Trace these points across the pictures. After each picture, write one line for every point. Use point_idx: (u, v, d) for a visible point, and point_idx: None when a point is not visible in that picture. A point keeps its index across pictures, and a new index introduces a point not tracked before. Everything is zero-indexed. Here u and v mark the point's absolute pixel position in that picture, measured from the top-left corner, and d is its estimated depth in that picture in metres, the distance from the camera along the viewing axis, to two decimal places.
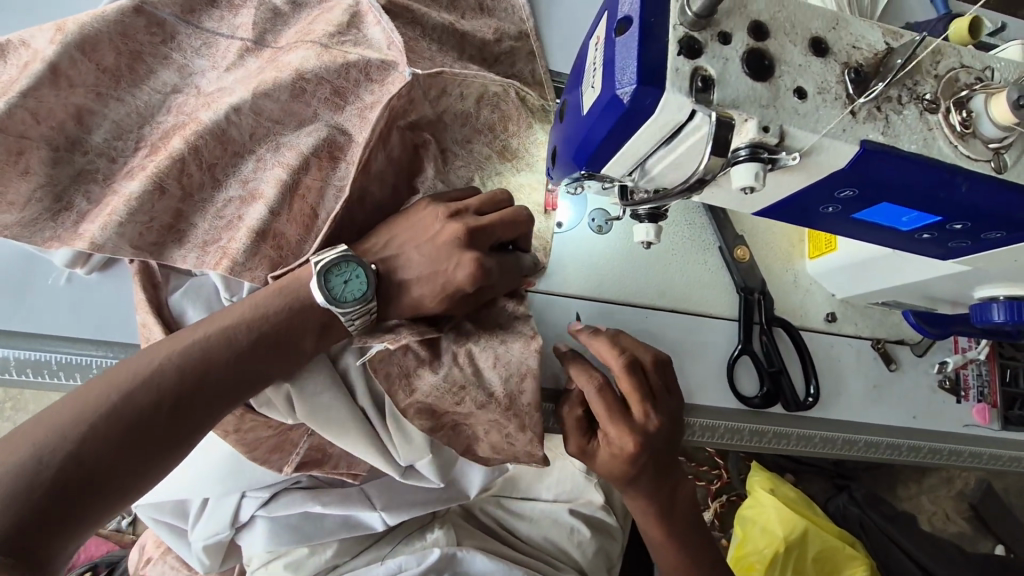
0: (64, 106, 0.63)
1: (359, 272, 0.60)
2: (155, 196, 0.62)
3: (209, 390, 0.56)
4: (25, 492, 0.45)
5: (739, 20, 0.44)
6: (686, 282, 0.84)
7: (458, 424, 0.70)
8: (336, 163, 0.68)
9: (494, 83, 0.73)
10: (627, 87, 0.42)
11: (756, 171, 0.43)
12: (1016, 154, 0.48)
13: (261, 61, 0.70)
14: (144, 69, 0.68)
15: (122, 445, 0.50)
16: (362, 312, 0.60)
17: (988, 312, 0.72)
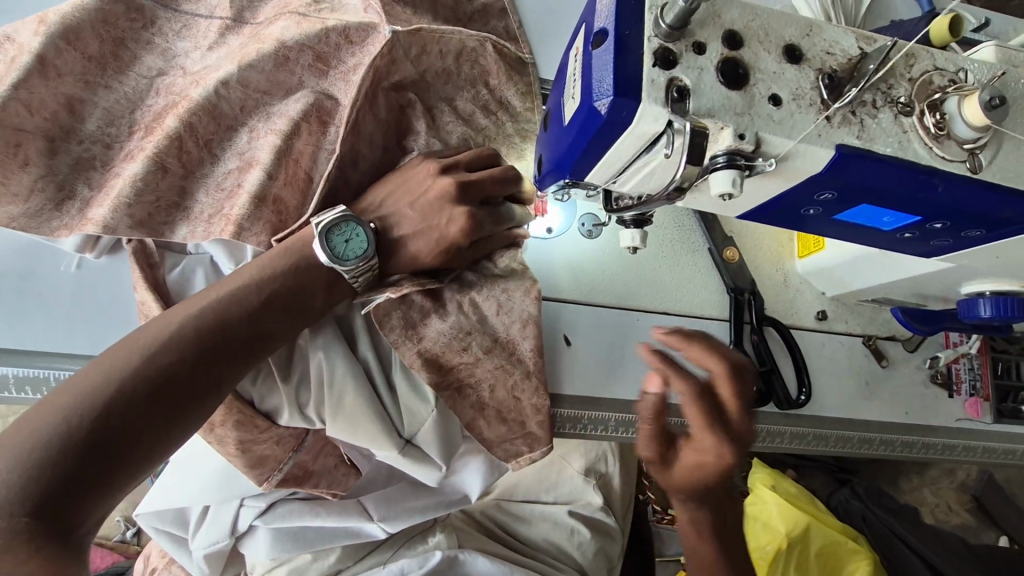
0: (55, 97, 0.64)
1: (359, 232, 0.62)
2: (159, 175, 0.64)
3: (227, 347, 0.57)
4: (58, 451, 0.46)
5: (713, 31, 0.45)
6: (677, 284, 0.85)
7: (464, 385, 0.70)
8: (326, 127, 0.69)
9: (472, 39, 0.74)
10: (604, 98, 0.43)
11: (733, 178, 0.44)
12: (991, 153, 0.49)
13: (242, 38, 0.71)
14: (128, 55, 0.69)
15: (147, 404, 0.51)
16: (364, 269, 0.63)
17: (976, 308, 0.72)
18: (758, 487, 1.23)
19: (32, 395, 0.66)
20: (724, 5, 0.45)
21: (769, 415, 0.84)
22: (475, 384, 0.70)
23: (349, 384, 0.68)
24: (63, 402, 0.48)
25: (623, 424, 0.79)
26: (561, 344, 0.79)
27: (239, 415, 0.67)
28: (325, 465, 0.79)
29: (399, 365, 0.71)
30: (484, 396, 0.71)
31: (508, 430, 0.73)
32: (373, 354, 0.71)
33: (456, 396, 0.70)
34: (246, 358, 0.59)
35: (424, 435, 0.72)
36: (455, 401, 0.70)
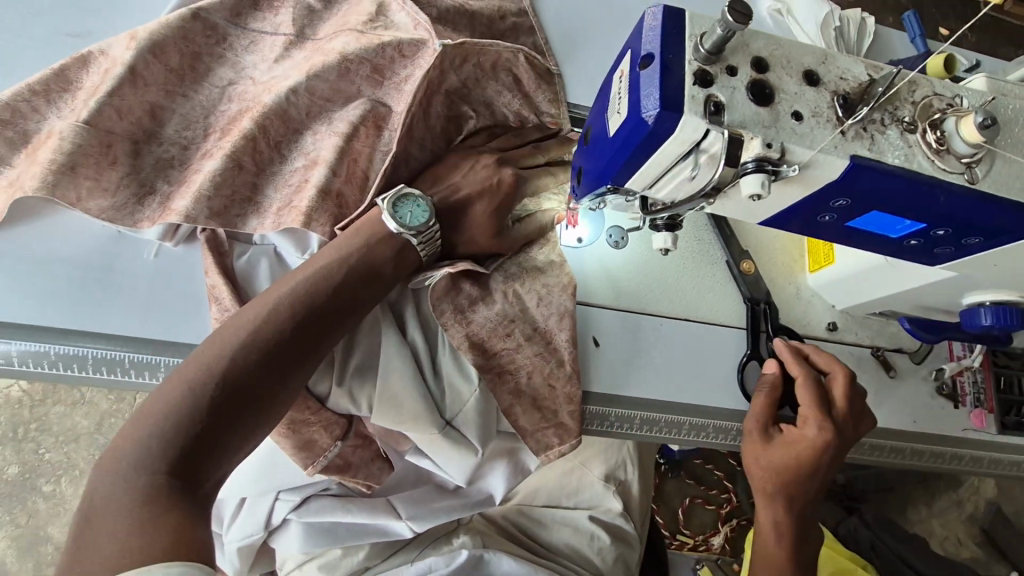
0: (141, 104, 0.72)
1: (420, 202, 0.72)
2: (235, 171, 0.71)
3: (317, 321, 0.65)
4: (191, 416, 0.56)
5: (743, 57, 0.52)
6: (698, 292, 0.91)
7: (506, 371, 0.78)
8: (380, 132, 0.77)
9: (506, 50, 0.82)
10: (651, 111, 0.50)
11: (762, 181, 0.50)
12: (986, 167, 0.55)
13: (305, 51, 0.79)
14: (204, 68, 0.77)
15: (254, 374, 0.60)
16: (427, 234, 0.72)
17: (977, 317, 0.78)
18: None
19: (107, 375, 0.70)
20: (752, 36, 0.53)
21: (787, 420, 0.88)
22: (514, 368, 0.78)
23: (404, 367, 0.74)
24: (185, 382, 0.58)
25: (649, 424, 0.84)
26: (588, 348, 0.84)
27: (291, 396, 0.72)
28: (362, 459, 0.82)
29: (450, 348, 0.77)
30: (524, 383, 0.78)
31: (542, 420, 0.80)
32: (421, 338, 0.77)
33: (500, 377, 0.78)
34: (328, 336, 0.66)
35: (466, 417, 0.77)
36: (495, 384, 0.77)
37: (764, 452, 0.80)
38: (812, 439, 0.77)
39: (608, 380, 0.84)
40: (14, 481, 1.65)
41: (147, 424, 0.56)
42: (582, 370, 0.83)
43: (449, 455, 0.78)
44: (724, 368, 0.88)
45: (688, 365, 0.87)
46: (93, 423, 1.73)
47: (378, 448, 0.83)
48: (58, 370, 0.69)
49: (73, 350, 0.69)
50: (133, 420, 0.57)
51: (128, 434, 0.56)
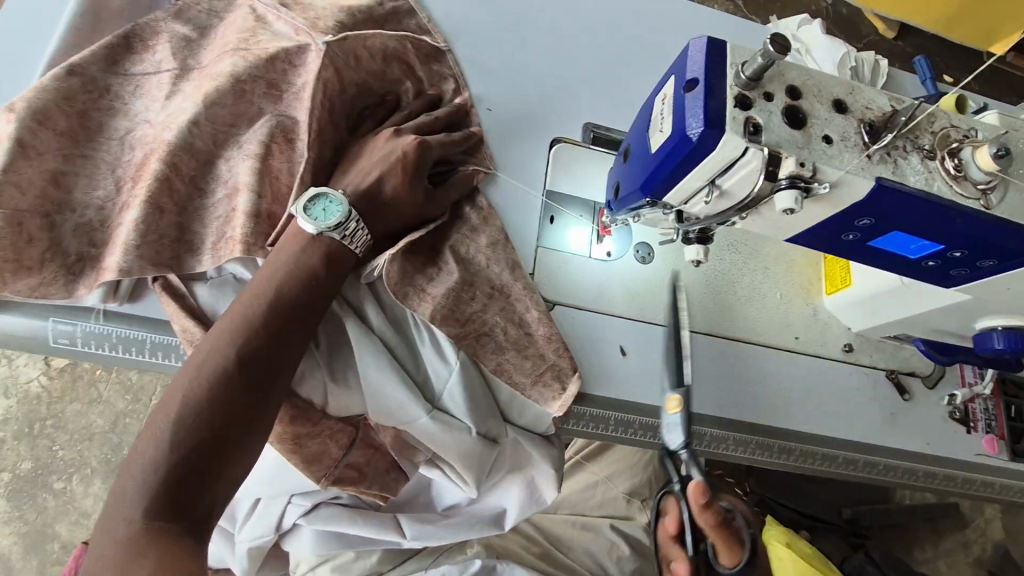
0: (40, 175, 0.72)
1: (331, 200, 0.74)
2: (156, 216, 0.72)
3: (271, 346, 0.68)
4: (167, 459, 0.62)
5: (779, 85, 0.57)
6: (722, 308, 0.95)
7: (482, 333, 0.82)
8: (292, 144, 0.79)
9: (393, 40, 0.87)
10: (696, 129, 0.55)
11: (795, 198, 0.56)
12: (1000, 195, 0.60)
13: (193, 81, 0.81)
14: (95, 124, 0.78)
15: (216, 408, 0.65)
16: (348, 224, 0.74)
17: (988, 341, 0.82)
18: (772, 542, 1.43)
19: (163, 360, 0.76)
20: (786, 67, 0.58)
21: (802, 433, 0.92)
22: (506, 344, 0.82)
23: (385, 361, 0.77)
24: (156, 435, 0.63)
25: (665, 434, 0.87)
26: (607, 359, 0.88)
27: (293, 410, 0.76)
28: (377, 469, 0.86)
29: (435, 340, 0.81)
30: (501, 339, 0.82)
31: (534, 368, 0.83)
32: (393, 334, 0.80)
33: (489, 339, 0.82)
34: (280, 361, 0.69)
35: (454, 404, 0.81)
36: (476, 349, 0.82)
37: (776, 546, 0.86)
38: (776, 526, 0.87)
39: (614, 385, 0.87)
40: (26, 477, 1.66)
41: (131, 477, 0.62)
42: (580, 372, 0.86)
43: (444, 440, 0.81)
44: (717, 382, 0.91)
45: (704, 376, 0.91)
46: (108, 422, 1.73)
47: (393, 457, 0.86)
48: (119, 352, 0.75)
49: (133, 334, 0.75)
50: (121, 476, 0.62)
51: (120, 490, 0.62)
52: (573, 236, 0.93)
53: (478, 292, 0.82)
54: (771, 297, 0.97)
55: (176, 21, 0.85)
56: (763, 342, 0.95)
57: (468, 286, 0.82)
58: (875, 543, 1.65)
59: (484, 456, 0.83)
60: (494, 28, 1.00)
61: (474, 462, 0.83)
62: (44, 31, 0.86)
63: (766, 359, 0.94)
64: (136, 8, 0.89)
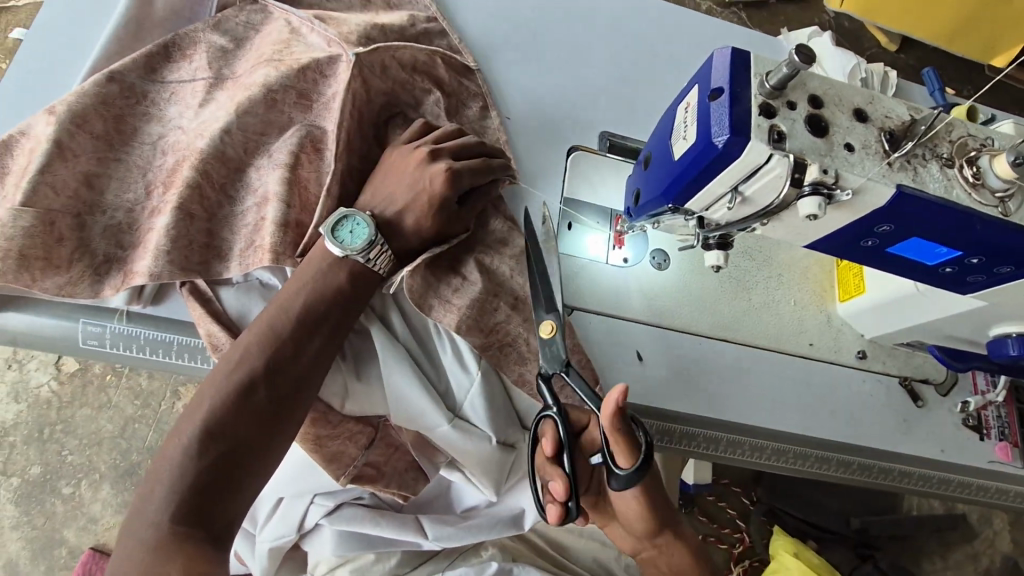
0: (74, 176, 0.74)
1: (359, 221, 0.74)
2: (187, 222, 0.74)
3: (296, 357, 0.69)
4: (191, 466, 0.62)
5: (801, 94, 0.59)
6: (736, 315, 0.96)
7: (506, 344, 0.82)
8: (321, 153, 0.81)
9: (422, 53, 0.89)
10: (721, 136, 0.56)
11: (818, 204, 0.57)
12: (1018, 202, 0.61)
13: (227, 90, 0.83)
14: (130, 128, 0.79)
15: (241, 417, 0.66)
16: (375, 248, 0.75)
17: (1003, 347, 0.83)
18: (781, 554, 1.46)
19: (189, 361, 0.77)
20: (808, 77, 0.60)
21: (818, 440, 0.92)
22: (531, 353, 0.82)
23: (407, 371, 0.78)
24: (181, 442, 0.63)
25: (685, 438, 0.89)
26: (625, 365, 0.89)
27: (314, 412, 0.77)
28: (395, 468, 0.87)
29: (459, 349, 0.82)
30: (523, 350, 0.82)
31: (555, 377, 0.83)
32: (414, 342, 0.81)
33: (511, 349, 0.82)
34: (305, 374, 0.70)
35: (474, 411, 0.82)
36: (499, 359, 0.82)
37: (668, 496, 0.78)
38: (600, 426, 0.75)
39: (635, 393, 0.88)
40: (35, 482, 1.66)
41: (155, 483, 0.62)
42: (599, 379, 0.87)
43: (464, 448, 0.82)
44: (731, 388, 0.92)
45: (720, 382, 0.92)
46: (118, 426, 1.74)
47: (412, 457, 0.88)
48: (146, 354, 0.76)
49: (160, 336, 0.76)
50: (144, 483, 0.63)
51: (143, 496, 0.62)
52: (590, 243, 0.94)
53: (496, 301, 0.81)
54: (785, 304, 0.98)
55: (213, 31, 0.87)
56: (777, 348, 0.96)
57: (490, 300, 0.81)
58: (884, 553, 1.65)
59: (502, 461, 0.85)
60: (517, 41, 1.01)
61: (492, 468, 0.84)
62: (82, 38, 0.88)
63: (781, 367, 0.95)
64: (176, 18, 0.89)
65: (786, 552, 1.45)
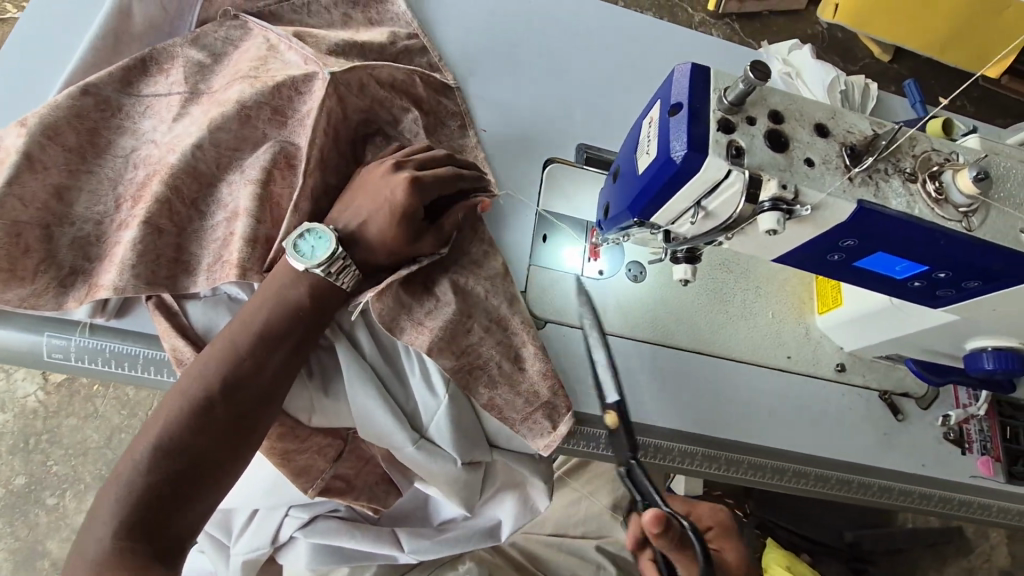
0: (43, 188, 0.74)
1: (321, 236, 0.74)
2: (155, 236, 0.74)
3: (257, 373, 0.69)
4: (144, 482, 0.62)
5: (762, 109, 0.59)
6: (712, 328, 0.95)
7: (476, 367, 0.82)
8: (293, 168, 0.81)
9: (401, 72, 0.89)
10: (679, 151, 0.56)
11: (777, 218, 0.56)
12: (981, 218, 0.61)
13: (202, 105, 0.83)
14: (103, 141, 0.79)
15: (198, 433, 0.65)
16: (334, 261, 0.73)
17: (979, 361, 0.82)
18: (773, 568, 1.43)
19: (156, 374, 0.77)
20: (768, 92, 0.60)
21: (795, 453, 0.92)
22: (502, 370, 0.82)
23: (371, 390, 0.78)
24: (136, 457, 0.63)
25: (661, 452, 0.87)
26: None
27: (283, 426, 0.78)
28: (366, 481, 0.87)
29: (426, 368, 0.82)
30: (495, 372, 0.82)
31: (527, 405, 0.82)
32: (380, 359, 0.81)
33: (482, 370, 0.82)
34: (267, 390, 0.70)
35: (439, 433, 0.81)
36: (468, 381, 0.81)
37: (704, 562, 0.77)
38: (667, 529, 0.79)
39: (609, 409, 0.87)
40: (19, 493, 1.65)
41: (108, 499, 0.62)
42: (571, 393, 0.86)
43: (430, 468, 0.82)
44: (705, 400, 0.91)
45: (695, 396, 0.91)
46: (104, 436, 1.73)
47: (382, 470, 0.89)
48: (112, 367, 0.76)
49: (126, 349, 0.76)
50: (98, 498, 0.62)
51: (96, 512, 0.62)
52: (565, 255, 0.93)
53: (466, 318, 0.81)
54: (763, 316, 0.98)
55: (192, 46, 0.88)
56: (753, 360, 0.95)
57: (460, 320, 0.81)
58: (876, 566, 1.63)
59: (470, 481, 0.85)
60: (496, 56, 1.02)
61: (461, 487, 0.84)
62: (61, 52, 0.88)
63: (757, 383, 0.94)
64: (155, 32, 0.90)
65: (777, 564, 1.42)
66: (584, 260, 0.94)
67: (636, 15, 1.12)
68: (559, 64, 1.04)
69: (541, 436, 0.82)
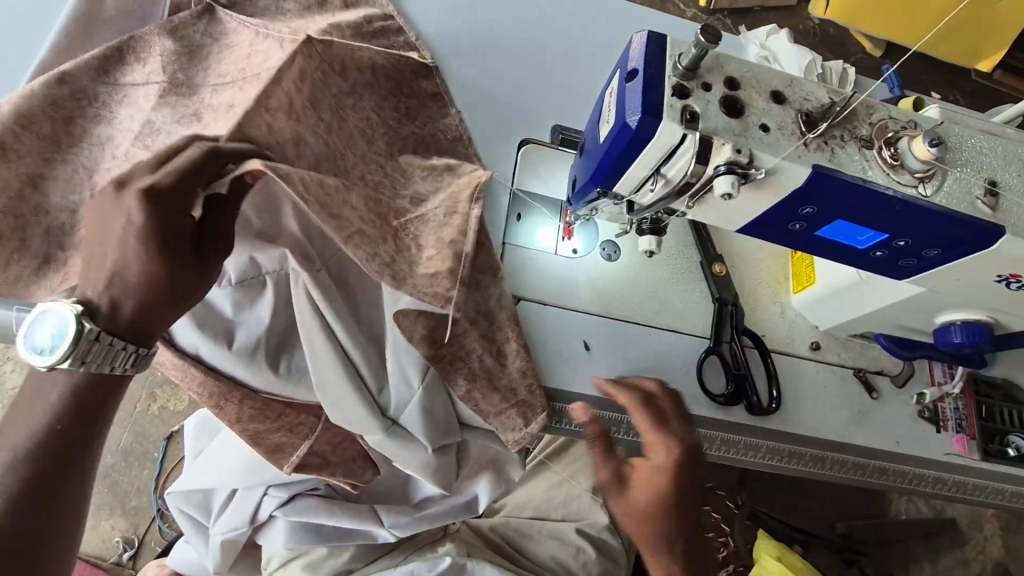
0: (16, 170, 0.74)
1: (55, 317, 0.55)
2: None
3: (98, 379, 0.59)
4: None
5: (717, 76, 0.59)
6: (685, 306, 0.95)
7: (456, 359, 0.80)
8: None
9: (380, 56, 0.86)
10: (634, 116, 0.57)
11: (732, 181, 0.57)
12: (933, 185, 0.62)
13: (176, 89, 0.83)
14: (77, 125, 0.80)
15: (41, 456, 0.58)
16: (87, 350, 0.56)
17: (948, 335, 0.83)
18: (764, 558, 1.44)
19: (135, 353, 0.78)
20: (724, 59, 0.60)
21: (768, 429, 0.92)
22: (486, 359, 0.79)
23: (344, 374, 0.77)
24: None
25: (632, 428, 0.88)
26: (571, 354, 0.88)
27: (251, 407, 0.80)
28: (343, 457, 0.90)
29: (399, 350, 0.78)
30: (475, 368, 0.81)
31: (503, 397, 0.84)
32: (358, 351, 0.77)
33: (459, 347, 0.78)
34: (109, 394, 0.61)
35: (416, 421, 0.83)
36: (449, 374, 0.80)
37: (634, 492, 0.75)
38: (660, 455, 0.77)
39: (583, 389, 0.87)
40: None
41: None
42: (543, 368, 0.86)
43: (401, 452, 0.85)
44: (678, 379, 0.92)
45: (668, 373, 0.91)
46: None
47: (359, 447, 0.91)
48: None
49: None
50: None
51: None
52: (544, 240, 0.94)
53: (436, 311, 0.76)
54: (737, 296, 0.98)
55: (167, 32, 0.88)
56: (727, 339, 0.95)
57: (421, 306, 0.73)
58: (869, 557, 1.62)
59: (443, 464, 0.88)
60: (473, 44, 1.02)
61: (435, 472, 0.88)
62: (41, 40, 0.89)
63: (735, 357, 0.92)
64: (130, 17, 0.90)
65: (767, 555, 1.42)
66: (559, 239, 0.94)
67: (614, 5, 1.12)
68: (540, 51, 1.05)
69: (512, 430, 0.85)
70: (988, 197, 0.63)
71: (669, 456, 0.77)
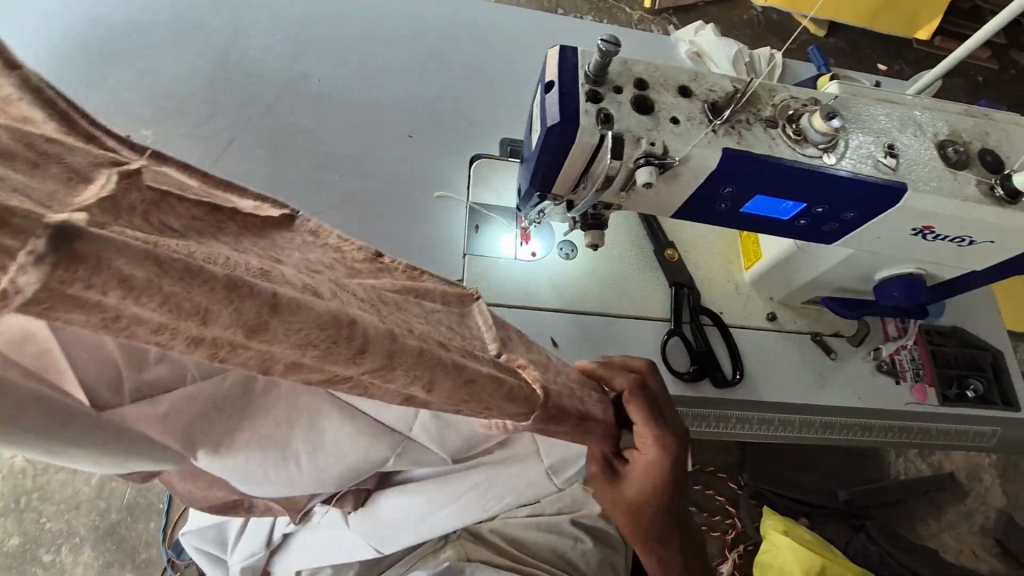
0: None
1: None
2: None
3: None
4: None
5: (627, 79, 0.66)
6: (645, 292, 1.01)
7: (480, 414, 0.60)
8: None
9: None
10: (555, 122, 0.63)
11: (650, 171, 0.62)
12: (836, 154, 0.68)
13: None
14: None
15: None
16: None
17: (889, 290, 0.88)
18: (771, 533, 1.43)
19: None
20: (632, 63, 0.67)
21: (736, 401, 0.98)
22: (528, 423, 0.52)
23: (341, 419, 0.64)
24: None
25: None
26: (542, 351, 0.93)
27: None
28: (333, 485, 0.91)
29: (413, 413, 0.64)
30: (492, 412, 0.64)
31: None
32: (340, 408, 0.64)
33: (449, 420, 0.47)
34: None
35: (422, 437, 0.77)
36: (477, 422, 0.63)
37: (619, 493, 0.66)
38: (647, 459, 0.64)
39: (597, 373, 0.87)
40: (15, 553, 1.58)
41: None
42: None
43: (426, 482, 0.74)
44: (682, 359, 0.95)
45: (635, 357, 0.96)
46: (94, 488, 1.65)
47: None
48: None
49: None
50: None
51: None
52: (504, 248, 0.98)
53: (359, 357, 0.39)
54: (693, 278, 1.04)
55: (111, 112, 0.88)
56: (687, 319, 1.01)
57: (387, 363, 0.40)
58: (874, 521, 1.64)
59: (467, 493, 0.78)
60: (317, 103, 1.06)
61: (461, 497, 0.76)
62: None
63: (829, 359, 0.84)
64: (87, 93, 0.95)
65: (774, 531, 1.42)
66: (519, 244, 0.99)
67: (489, 29, 1.18)
68: (384, 102, 1.08)
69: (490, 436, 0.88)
70: (888, 157, 0.70)
71: (655, 452, 0.64)
